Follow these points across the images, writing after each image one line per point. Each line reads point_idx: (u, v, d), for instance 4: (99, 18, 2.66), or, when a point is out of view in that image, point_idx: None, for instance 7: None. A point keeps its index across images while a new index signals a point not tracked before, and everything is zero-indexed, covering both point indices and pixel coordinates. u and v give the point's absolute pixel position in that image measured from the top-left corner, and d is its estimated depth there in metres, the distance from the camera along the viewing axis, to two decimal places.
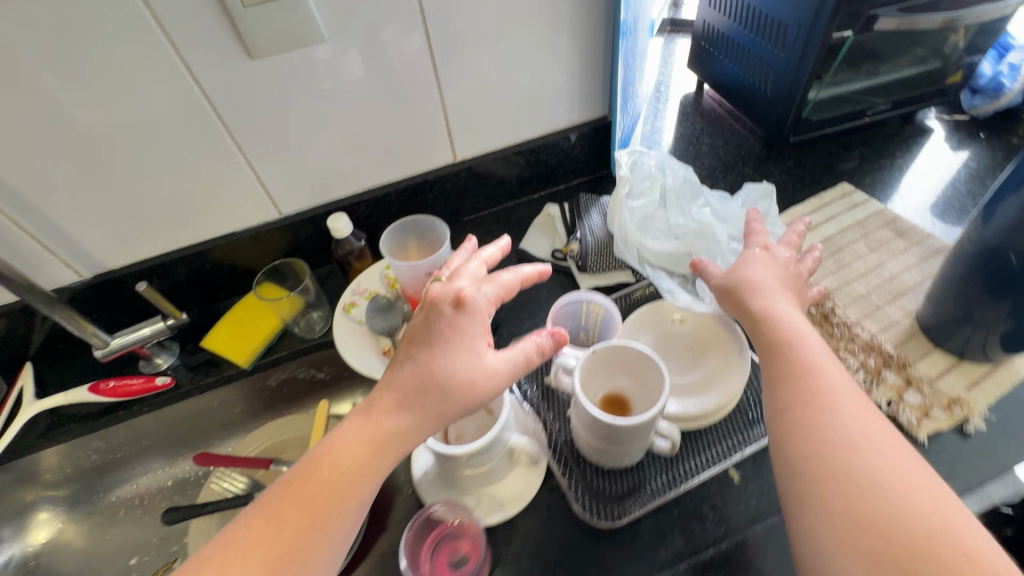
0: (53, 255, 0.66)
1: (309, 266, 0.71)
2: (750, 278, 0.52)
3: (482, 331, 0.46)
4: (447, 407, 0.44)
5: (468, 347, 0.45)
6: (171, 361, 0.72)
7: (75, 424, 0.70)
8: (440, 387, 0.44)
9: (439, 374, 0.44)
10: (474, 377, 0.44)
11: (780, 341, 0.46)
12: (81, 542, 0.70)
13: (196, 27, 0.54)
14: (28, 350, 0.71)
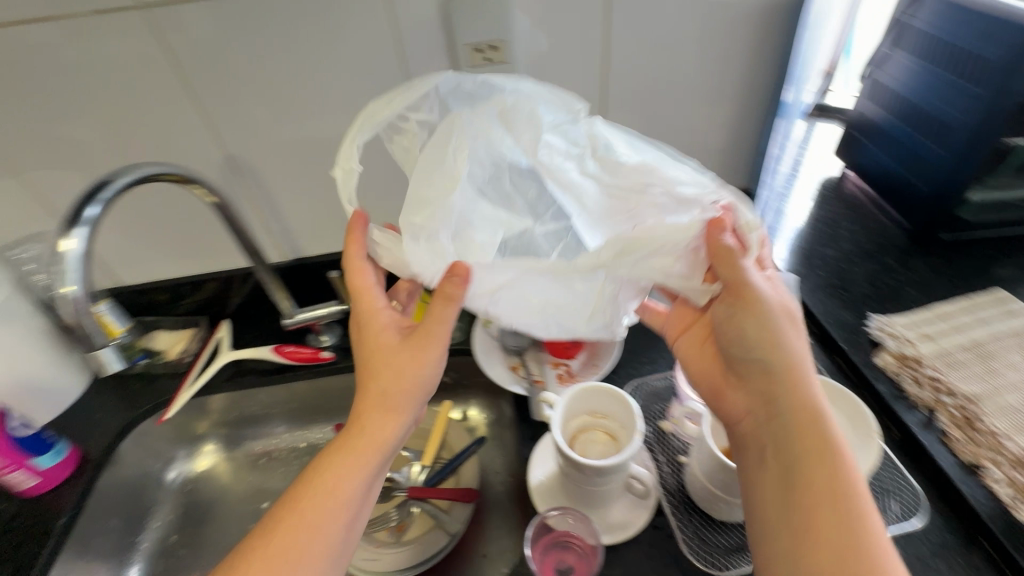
0: (272, 237, 0.82)
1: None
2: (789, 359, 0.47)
3: (392, 320, 0.54)
4: (393, 398, 0.51)
5: (382, 339, 0.52)
6: (333, 340, 0.83)
7: (250, 377, 0.80)
8: (388, 382, 0.51)
9: (384, 371, 0.51)
10: (399, 364, 0.51)
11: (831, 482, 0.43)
12: (225, 479, 0.83)
13: (429, 77, 0.68)
14: (225, 310, 0.88)
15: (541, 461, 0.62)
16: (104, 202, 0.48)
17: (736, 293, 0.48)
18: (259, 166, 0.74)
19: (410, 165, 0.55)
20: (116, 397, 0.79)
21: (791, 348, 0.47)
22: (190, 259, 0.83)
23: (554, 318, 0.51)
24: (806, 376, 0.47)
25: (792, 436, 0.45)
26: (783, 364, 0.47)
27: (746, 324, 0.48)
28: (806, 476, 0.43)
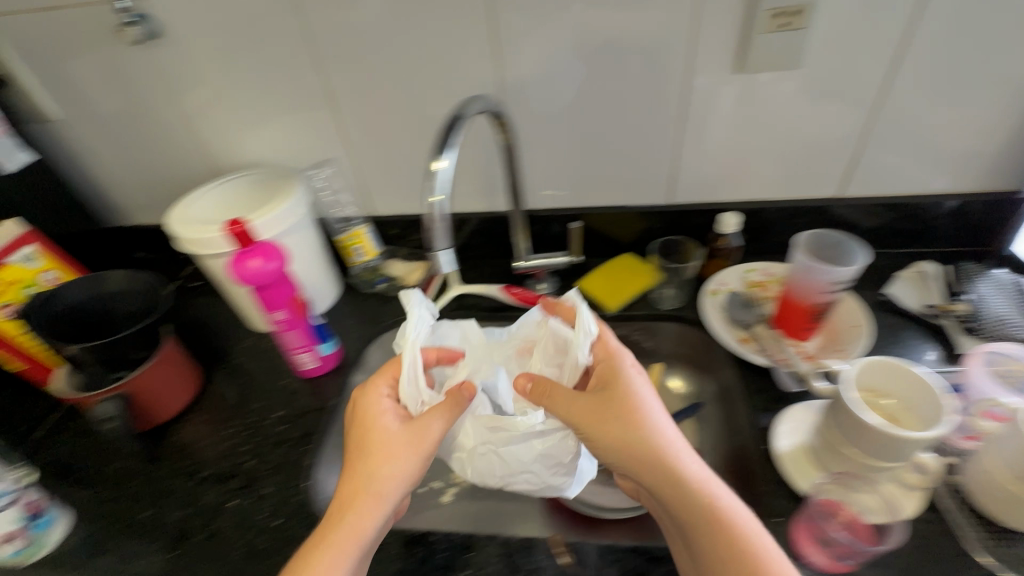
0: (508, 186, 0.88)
1: (707, 250, 0.81)
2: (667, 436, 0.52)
3: (392, 407, 0.56)
4: (373, 482, 0.51)
5: (382, 408, 0.56)
6: (550, 289, 0.86)
7: (477, 311, 0.88)
8: (375, 471, 0.52)
9: (367, 459, 0.52)
10: (382, 425, 0.55)
11: (731, 534, 0.46)
12: None
13: (715, 41, 0.69)
14: (446, 251, 0.98)
15: (789, 431, 0.62)
16: (461, 133, 0.53)
17: (614, 407, 0.53)
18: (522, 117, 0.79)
19: (440, 334, 0.66)
20: (360, 312, 0.90)
21: (656, 424, 0.52)
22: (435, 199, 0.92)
23: (540, 463, 0.58)
24: (678, 455, 0.51)
25: (686, 501, 0.49)
26: (644, 451, 0.51)
27: (604, 447, 0.52)
28: (697, 537, 0.47)
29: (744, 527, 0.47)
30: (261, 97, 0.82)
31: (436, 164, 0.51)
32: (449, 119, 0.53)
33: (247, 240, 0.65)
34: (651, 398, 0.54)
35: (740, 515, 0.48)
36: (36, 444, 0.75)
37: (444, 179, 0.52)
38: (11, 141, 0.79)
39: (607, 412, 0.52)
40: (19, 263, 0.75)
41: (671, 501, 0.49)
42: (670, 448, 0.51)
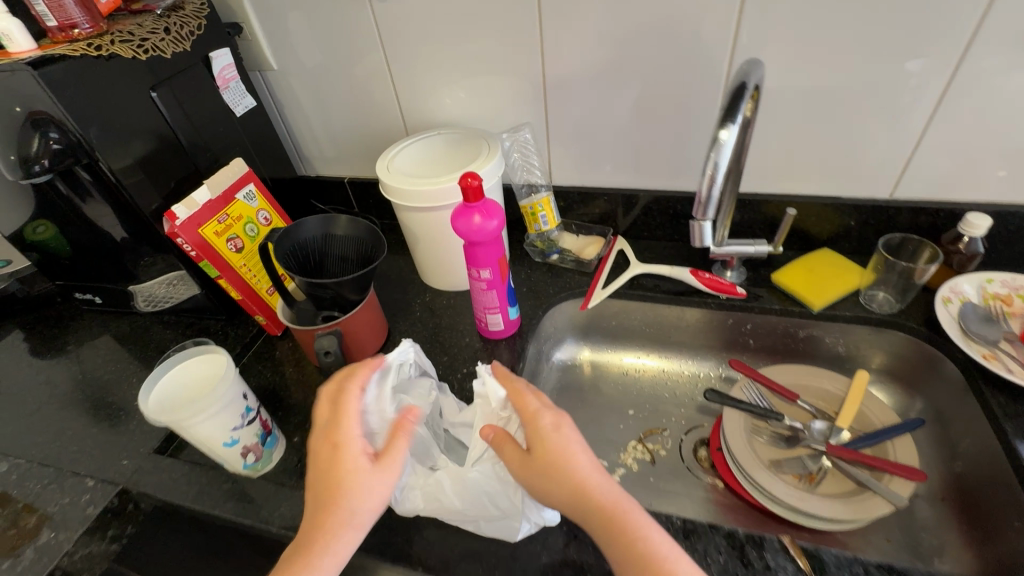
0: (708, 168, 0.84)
1: (941, 253, 0.73)
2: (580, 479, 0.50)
3: (364, 444, 0.52)
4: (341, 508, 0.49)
5: (347, 426, 0.53)
6: (737, 279, 0.82)
7: (658, 293, 0.84)
8: (334, 504, 0.50)
9: (327, 492, 0.50)
10: (351, 454, 0.51)
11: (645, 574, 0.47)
12: (590, 376, 0.91)
13: (1016, 15, 0.60)
14: (617, 228, 0.95)
15: None
16: (747, 102, 0.50)
17: (543, 456, 0.52)
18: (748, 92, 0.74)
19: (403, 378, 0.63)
20: (532, 278, 0.91)
21: (583, 467, 0.51)
22: (620, 174, 0.90)
23: (463, 499, 0.54)
24: (593, 479, 0.51)
25: (605, 534, 0.49)
26: (581, 494, 0.50)
27: (536, 485, 0.51)
28: (622, 570, 0.48)
29: (677, 563, 0.48)
30: (468, 56, 0.83)
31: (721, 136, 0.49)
32: (737, 85, 0.50)
33: (475, 197, 0.64)
34: (573, 439, 0.53)
35: (673, 551, 0.48)
36: (242, 367, 0.82)
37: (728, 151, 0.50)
38: (241, 86, 0.86)
39: (539, 456, 0.52)
40: (244, 200, 0.81)
41: (606, 542, 0.49)
42: (599, 487, 0.51)
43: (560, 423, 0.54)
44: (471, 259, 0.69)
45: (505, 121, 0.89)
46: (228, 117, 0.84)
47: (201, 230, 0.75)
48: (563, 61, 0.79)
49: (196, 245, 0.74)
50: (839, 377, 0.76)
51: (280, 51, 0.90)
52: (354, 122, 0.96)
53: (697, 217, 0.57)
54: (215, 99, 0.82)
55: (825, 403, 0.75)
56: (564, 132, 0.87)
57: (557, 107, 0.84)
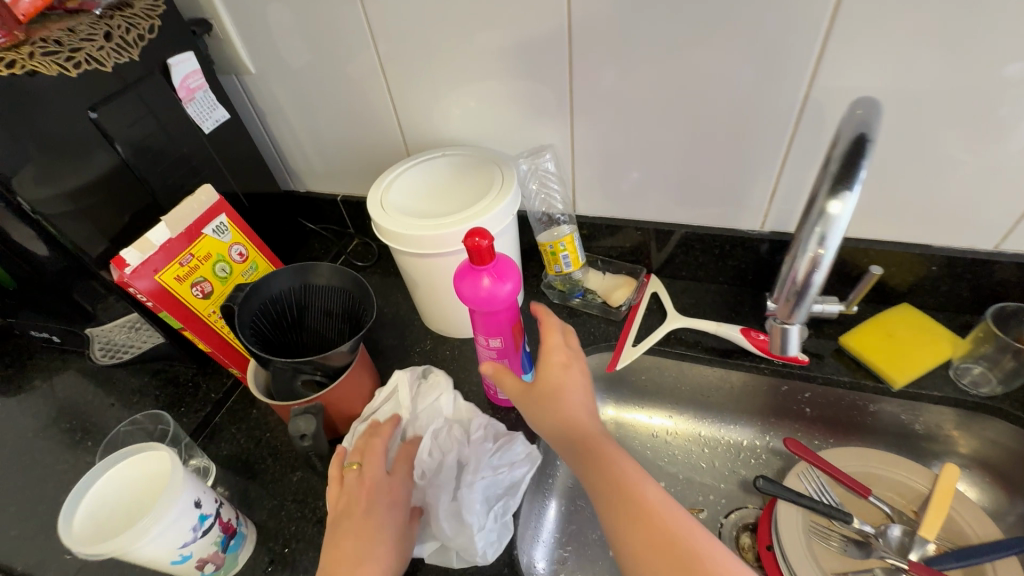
0: (766, 205, 0.70)
1: None
2: (567, 413, 0.52)
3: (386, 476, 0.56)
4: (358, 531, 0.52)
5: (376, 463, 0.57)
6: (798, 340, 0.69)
7: (701, 352, 0.72)
8: (355, 542, 0.52)
9: (354, 531, 0.52)
10: (378, 488, 0.55)
11: (618, 493, 0.47)
12: (614, 438, 0.79)
13: None
14: (651, 265, 0.82)
15: None
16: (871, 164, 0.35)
17: (540, 390, 0.54)
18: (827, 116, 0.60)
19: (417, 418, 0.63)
20: None
21: (579, 408, 0.53)
22: (657, 205, 0.76)
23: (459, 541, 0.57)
24: (583, 414, 0.53)
25: (582, 458, 0.50)
26: (568, 426, 0.52)
27: (533, 413, 0.54)
28: (595, 492, 0.48)
29: (653, 495, 0.47)
30: (480, 64, 0.69)
31: (832, 209, 0.35)
32: (857, 138, 0.35)
33: (484, 258, 0.52)
34: (578, 382, 0.55)
35: (652, 486, 0.48)
36: (214, 429, 0.71)
37: (840, 230, 0.36)
38: (210, 97, 0.73)
39: (538, 389, 0.54)
40: (213, 235, 0.69)
41: (586, 470, 0.49)
42: (587, 422, 0.52)
43: (572, 362, 0.56)
44: (478, 325, 0.57)
45: (523, 140, 0.75)
46: (195, 136, 0.72)
47: (158, 276, 0.63)
48: (595, 72, 0.65)
49: (152, 295, 0.63)
50: (920, 466, 0.63)
51: (257, 52, 0.76)
52: (346, 135, 0.83)
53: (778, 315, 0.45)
54: (177, 113, 0.69)
55: (901, 499, 0.63)
56: (593, 155, 0.73)
57: (586, 127, 0.70)
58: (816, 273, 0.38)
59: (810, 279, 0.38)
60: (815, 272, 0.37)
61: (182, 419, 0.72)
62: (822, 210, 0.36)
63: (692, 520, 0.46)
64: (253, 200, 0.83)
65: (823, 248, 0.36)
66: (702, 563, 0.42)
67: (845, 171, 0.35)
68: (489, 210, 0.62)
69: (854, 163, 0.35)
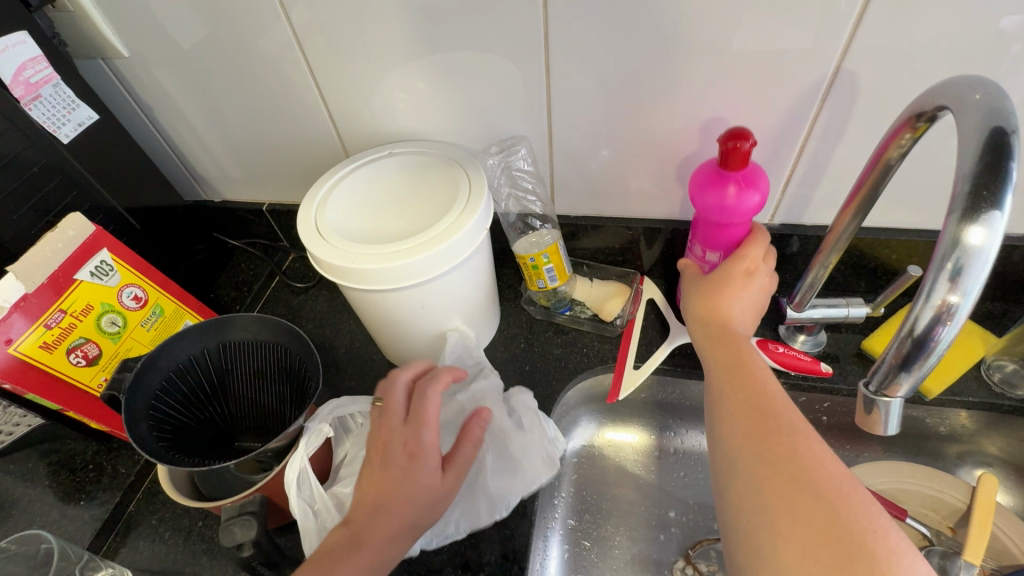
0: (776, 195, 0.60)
1: None
2: (724, 304, 0.48)
3: (428, 438, 0.45)
4: (396, 492, 0.43)
5: (415, 428, 0.45)
6: (815, 349, 0.62)
7: None
8: (397, 501, 0.43)
9: (395, 490, 0.43)
10: (412, 448, 0.44)
11: (744, 381, 0.41)
12: (615, 465, 0.69)
13: None
14: (641, 265, 0.72)
15: None
16: (1017, 169, 0.26)
17: (710, 278, 0.51)
18: (856, 90, 0.50)
19: None
20: (535, 346, 0.67)
21: (745, 313, 0.48)
22: (649, 199, 0.65)
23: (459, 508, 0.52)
24: (739, 312, 0.48)
25: (714, 344, 0.46)
26: (714, 315, 0.48)
27: (692, 297, 0.51)
28: (715, 372, 0.44)
29: (787, 411, 0.38)
30: (427, 37, 0.54)
31: (977, 233, 0.25)
32: (993, 131, 0.26)
33: (741, 165, 0.46)
34: (755, 291, 0.49)
35: (791, 406, 0.39)
36: (131, 519, 0.56)
37: (983, 268, 0.26)
38: (66, 92, 0.54)
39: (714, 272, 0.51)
40: (93, 279, 0.52)
41: (714, 359, 0.45)
42: (739, 325, 0.47)
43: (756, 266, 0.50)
44: (704, 236, 0.54)
45: (489, 129, 0.61)
46: (50, 148, 0.53)
47: (12, 348, 0.46)
48: (575, 44, 0.52)
49: (6, 374, 0.47)
50: (952, 478, 0.58)
51: (126, 29, 0.57)
52: (263, 132, 0.66)
53: (870, 388, 0.32)
54: (15, 119, 0.50)
55: (935, 515, 0.58)
56: (574, 145, 0.61)
57: (564, 112, 0.58)
58: (946, 325, 0.27)
59: (934, 335, 0.27)
60: (943, 325, 0.27)
61: (84, 513, 0.56)
62: (952, 238, 0.27)
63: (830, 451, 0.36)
64: (150, 222, 0.66)
65: (958, 292, 0.26)
66: (801, 460, 0.35)
67: (986, 182, 0.26)
68: (452, 232, 0.49)
69: (998, 172, 0.26)
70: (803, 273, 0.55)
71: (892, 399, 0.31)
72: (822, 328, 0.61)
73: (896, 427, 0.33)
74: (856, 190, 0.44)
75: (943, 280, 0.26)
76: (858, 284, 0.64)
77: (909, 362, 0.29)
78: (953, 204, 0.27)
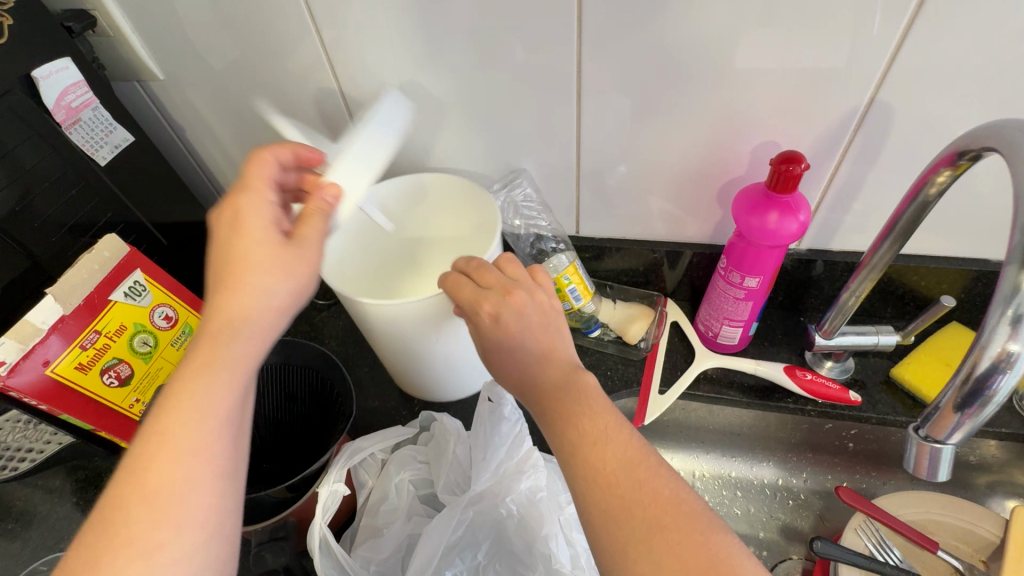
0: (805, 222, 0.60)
1: None
2: (509, 358, 0.43)
3: (266, 209, 0.38)
4: (232, 265, 0.36)
5: (247, 203, 0.38)
6: (844, 376, 0.62)
7: (740, 393, 0.62)
8: (245, 285, 0.35)
9: (237, 270, 0.35)
10: (240, 216, 0.37)
11: (525, 375, 0.42)
12: None
13: None
14: (664, 287, 0.72)
15: None
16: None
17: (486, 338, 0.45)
18: (891, 120, 0.50)
19: (452, 454, 0.54)
20: None
21: (532, 340, 0.43)
22: (674, 222, 0.65)
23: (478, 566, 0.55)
24: (519, 337, 0.43)
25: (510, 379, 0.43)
26: (516, 373, 0.43)
27: (492, 366, 0.45)
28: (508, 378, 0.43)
29: (572, 389, 0.40)
30: (458, 63, 0.55)
31: None
32: None
33: (787, 188, 0.47)
34: (528, 312, 0.44)
35: (573, 381, 0.40)
36: None
37: None
38: (104, 115, 0.55)
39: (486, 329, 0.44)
40: (126, 300, 0.53)
41: (504, 375, 0.44)
42: (539, 369, 0.42)
43: (507, 292, 0.45)
44: (738, 260, 0.54)
45: (516, 151, 0.62)
46: (89, 170, 0.54)
47: (49, 370, 0.47)
48: (607, 71, 0.52)
49: (42, 396, 0.47)
50: (986, 510, 0.57)
51: (163, 52, 0.58)
52: None
53: (923, 430, 0.32)
54: (57, 143, 0.51)
55: (965, 546, 0.57)
56: (600, 169, 0.61)
57: (592, 137, 0.58)
58: (1005, 373, 0.27)
59: (991, 383, 0.27)
60: (1002, 373, 0.27)
61: None
62: (1011, 286, 0.27)
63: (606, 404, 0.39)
64: (178, 239, 0.67)
65: (1018, 339, 0.26)
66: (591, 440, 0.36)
67: None
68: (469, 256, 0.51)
69: None
70: (834, 298, 0.54)
71: (946, 444, 0.31)
72: (850, 354, 0.60)
73: (948, 471, 0.33)
74: (892, 222, 0.44)
75: (1003, 327, 0.26)
76: (886, 309, 0.64)
77: (963, 410, 0.29)
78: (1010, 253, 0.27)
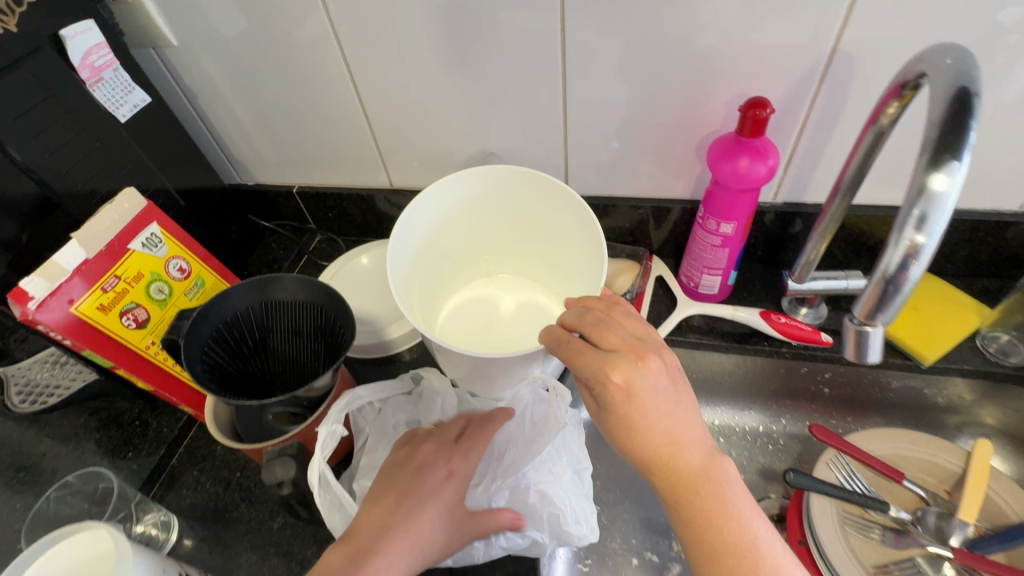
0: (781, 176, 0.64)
1: None
2: (637, 422, 0.41)
3: (441, 451, 0.52)
4: (415, 500, 0.48)
5: (440, 448, 0.52)
6: (816, 321, 0.65)
7: (719, 338, 0.66)
8: (415, 508, 0.47)
9: (418, 499, 0.48)
10: (445, 471, 0.50)
11: (662, 456, 0.41)
12: None
13: None
14: (650, 244, 0.76)
15: None
16: (978, 126, 0.30)
17: (613, 408, 0.42)
18: (856, 72, 0.53)
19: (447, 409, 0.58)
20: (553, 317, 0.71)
21: (667, 419, 0.42)
22: (658, 180, 0.68)
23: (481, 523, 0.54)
24: (654, 411, 0.41)
25: (635, 448, 0.42)
26: (642, 443, 0.42)
27: (622, 441, 0.43)
28: (624, 444, 0.43)
29: (699, 461, 0.41)
30: (449, 26, 0.58)
31: (940, 180, 0.29)
32: (957, 91, 0.30)
33: (754, 133, 0.51)
34: (665, 389, 0.42)
35: (699, 447, 0.42)
36: (176, 471, 0.61)
37: (944, 211, 0.29)
38: (123, 77, 0.60)
39: (614, 397, 0.41)
40: (144, 249, 0.57)
41: (624, 438, 0.42)
42: (682, 454, 0.41)
43: (639, 358, 0.42)
44: (713, 207, 0.58)
45: (506, 114, 0.65)
46: (109, 127, 0.59)
47: (74, 308, 0.51)
48: (588, 32, 0.55)
49: (68, 332, 0.50)
50: (949, 444, 0.60)
51: (176, 19, 0.62)
52: (298, 117, 0.71)
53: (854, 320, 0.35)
54: (80, 100, 0.55)
55: (930, 478, 0.60)
56: (587, 129, 0.65)
57: (578, 97, 0.62)
58: (913, 265, 0.31)
59: (905, 273, 0.31)
60: (911, 264, 0.31)
61: (133, 464, 0.61)
62: (919, 185, 0.30)
63: (730, 476, 0.41)
64: (192, 199, 0.72)
65: (924, 232, 0.30)
66: (711, 513, 0.40)
67: (951, 131, 0.30)
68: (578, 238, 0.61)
69: (961, 121, 0.30)
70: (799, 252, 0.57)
71: (874, 328, 0.35)
72: (822, 300, 0.64)
73: (876, 356, 0.36)
74: (841, 178, 0.49)
75: (910, 224, 0.30)
76: (859, 260, 0.67)
77: (884, 299, 0.32)
78: (922, 154, 0.31)
